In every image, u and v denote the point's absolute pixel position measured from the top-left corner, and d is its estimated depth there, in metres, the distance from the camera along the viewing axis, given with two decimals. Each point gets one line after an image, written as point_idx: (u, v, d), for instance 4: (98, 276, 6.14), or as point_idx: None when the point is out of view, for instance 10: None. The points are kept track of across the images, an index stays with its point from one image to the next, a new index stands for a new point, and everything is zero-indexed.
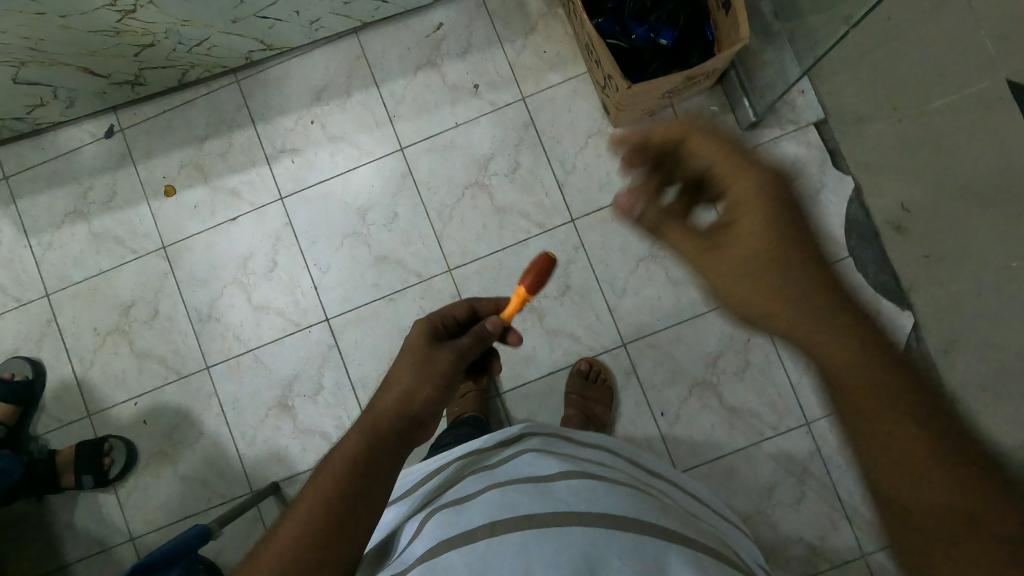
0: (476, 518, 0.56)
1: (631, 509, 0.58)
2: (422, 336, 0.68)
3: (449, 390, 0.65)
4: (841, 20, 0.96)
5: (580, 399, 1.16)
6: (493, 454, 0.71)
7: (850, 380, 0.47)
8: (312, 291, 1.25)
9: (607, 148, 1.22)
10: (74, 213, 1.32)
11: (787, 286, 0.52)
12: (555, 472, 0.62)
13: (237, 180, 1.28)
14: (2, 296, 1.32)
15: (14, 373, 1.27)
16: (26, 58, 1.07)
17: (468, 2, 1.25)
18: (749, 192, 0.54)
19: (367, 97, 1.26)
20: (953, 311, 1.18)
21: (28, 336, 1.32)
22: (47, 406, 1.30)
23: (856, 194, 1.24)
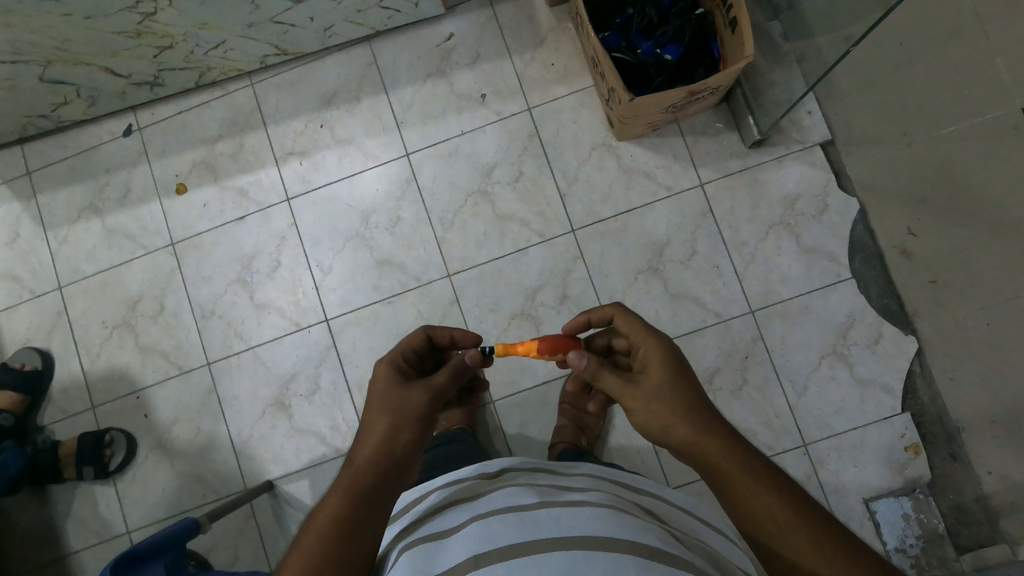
0: (460, 555, 0.56)
1: (616, 530, 0.56)
2: (393, 382, 0.75)
3: (428, 420, 0.72)
4: (841, 39, 0.97)
5: (573, 411, 1.17)
6: (476, 487, 0.71)
7: (745, 496, 0.59)
8: (313, 291, 1.27)
9: (610, 161, 1.23)
10: (89, 208, 1.36)
11: (689, 424, 0.66)
12: (537, 503, 0.61)
13: (246, 181, 1.30)
14: (17, 286, 1.36)
15: (24, 363, 1.31)
16: (53, 57, 1.11)
17: (478, 14, 1.28)
18: (655, 354, 0.73)
19: (376, 103, 1.28)
20: (957, 337, 1.16)
21: (39, 326, 1.35)
22: (53, 396, 1.33)
23: (860, 216, 1.20)
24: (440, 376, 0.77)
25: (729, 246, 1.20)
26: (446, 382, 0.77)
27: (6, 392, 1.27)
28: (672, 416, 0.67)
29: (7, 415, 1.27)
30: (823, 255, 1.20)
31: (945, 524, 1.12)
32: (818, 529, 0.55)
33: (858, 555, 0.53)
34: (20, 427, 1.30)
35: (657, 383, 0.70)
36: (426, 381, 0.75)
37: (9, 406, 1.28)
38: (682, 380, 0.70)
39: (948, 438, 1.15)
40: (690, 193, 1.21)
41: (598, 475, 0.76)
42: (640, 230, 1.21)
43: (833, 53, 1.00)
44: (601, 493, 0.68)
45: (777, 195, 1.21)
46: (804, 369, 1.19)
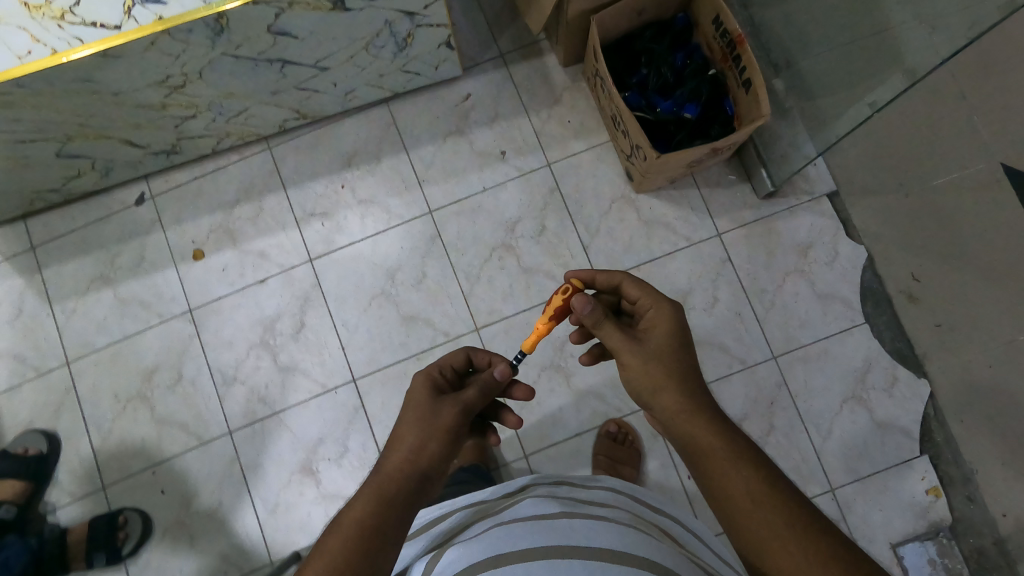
0: (483, 554, 0.62)
1: (628, 542, 0.61)
2: (425, 394, 0.76)
3: (456, 438, 0.72)
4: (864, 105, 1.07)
5: (610, 461, 1.18)
6: (499, 501, 0.76)
7: (724, 464, 0.63)
8: (340, 351, 1.26)
9: (631, 214, 1.27)
10: (100, 279, 1.32)
11: (686, 388, 0.70)
12: (558, 513, 0.66)
13: (267, 244, 1.30)
14: (20, 364, 1.30)
15: (27, 447, 1.26)
16: (74, 133, 1.10)
17: (494, 75, 1.32)
18: (664, 317, 0.75)
19: (397, 162, 1.30)
20: (967, 379, 1.22)
21: (43, 405, 1.29)
22: (57, 478, 1.26)
23: (867, 262, 1.27)
24: (470, 390, 0.77)
25: (749, 295, 1.25)
26: (476, 398, 0.77)
27: (7, 481, 1.22)
28: (665, 379, 0.71)
29: (9, 506, 1.22)
30: (837, 301, 1.26)
31: (968, 569, 1.17)
32: (788, 502, 0.60)
33: (825, 532, 0.57)
34: (23, 518, 1.23)
35: (658, 349, 0.73)
36: (460, 395, 0.76)
37: (10, 496, 1.22)
38: (683, 350, 0.73)
39: (964, 479, 1.20)
40: (708, 243, 1.26)
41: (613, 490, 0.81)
42: (664, 279, 1.25)
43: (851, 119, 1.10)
44: (620, 506, 0.73)
45: (789, 245, 1.27)
46: (826, 411, 1.23)
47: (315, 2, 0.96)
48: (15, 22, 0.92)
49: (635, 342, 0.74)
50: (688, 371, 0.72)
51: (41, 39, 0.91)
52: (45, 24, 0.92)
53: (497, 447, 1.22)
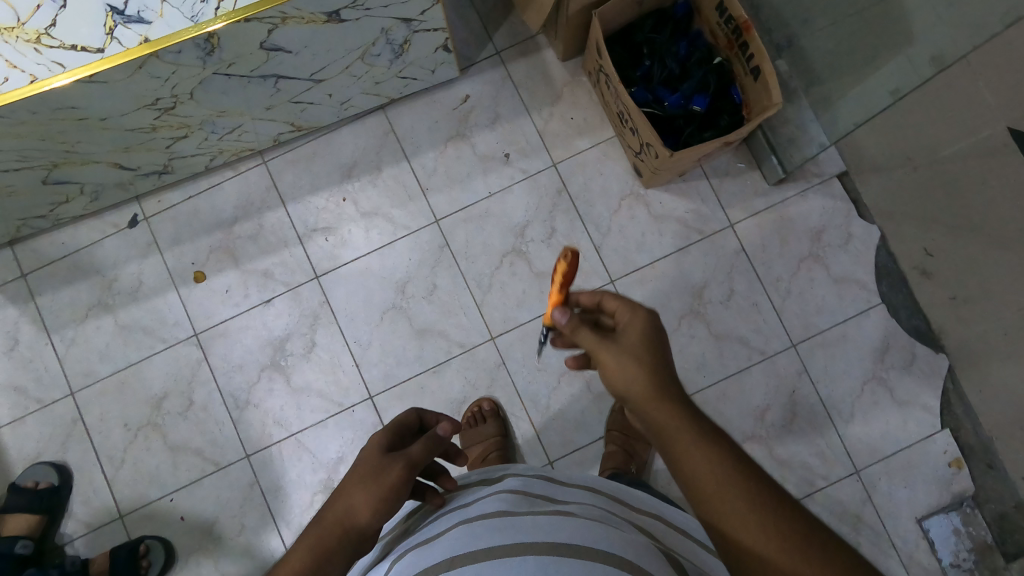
0: (438, 556, 0.57)
1: (589, 538, 0.56)
2: (373, 450, 0.68)
3: (397, 505, 0.65)
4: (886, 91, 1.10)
5: (623, 438, 1.17)
6: (468, 493, 0.72)
7: (697, 462, 0.53)
8: (354, 369, 1.24)
9: (641, 209, 1.24)
10: (98, 306, 1.28)
11: (658, 380, 0.60)
12: (522, 512, 0.62)
13: (270, 262, 1.26)
14: (21, 397, 1.26)
15: (37, 481, 1.21)
16: (60, 160, 1.06)
17: (492, 74, 1.28)
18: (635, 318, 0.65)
19: (398, 171, 1.27)
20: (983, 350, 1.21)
21: (51, 437, 1.26)
22: (73, 509, 1.24)
23: (880, 242, 1.26)
24: (415, 446, 0.68)
25: (765, 283, 1.24)
26: (422, 456, 0.68)
27: (20, 516, 1.18)
28: (638, 371, 0.60)
29: (26, 540, 1.18)
30: (853, 284, 1.25)
31: (992, 534, 1.18)
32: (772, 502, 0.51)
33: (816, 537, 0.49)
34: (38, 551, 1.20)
35: (632, 335, 0.63)
36: (405, 452, 0.67)
37: (25, 530, 1.19)
38: (658, 345, 0.63)
39: (985, 448, 1.20)
40: (721, 235, 1.25)
41: (594, 488, 0.74)
42: (678, 274, 1.24)
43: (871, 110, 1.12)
44: (593, 506, 0.68)
45: (802, 231, 1.25)
46: (848, 395, 1.23)
47: (309, 15, 0.92)
48: None
49: (606, 341, 0.63)
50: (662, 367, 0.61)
51: (18, 64, 0.86)
52: (19, 48, 0.86)
53: (521, 456, 1.21)
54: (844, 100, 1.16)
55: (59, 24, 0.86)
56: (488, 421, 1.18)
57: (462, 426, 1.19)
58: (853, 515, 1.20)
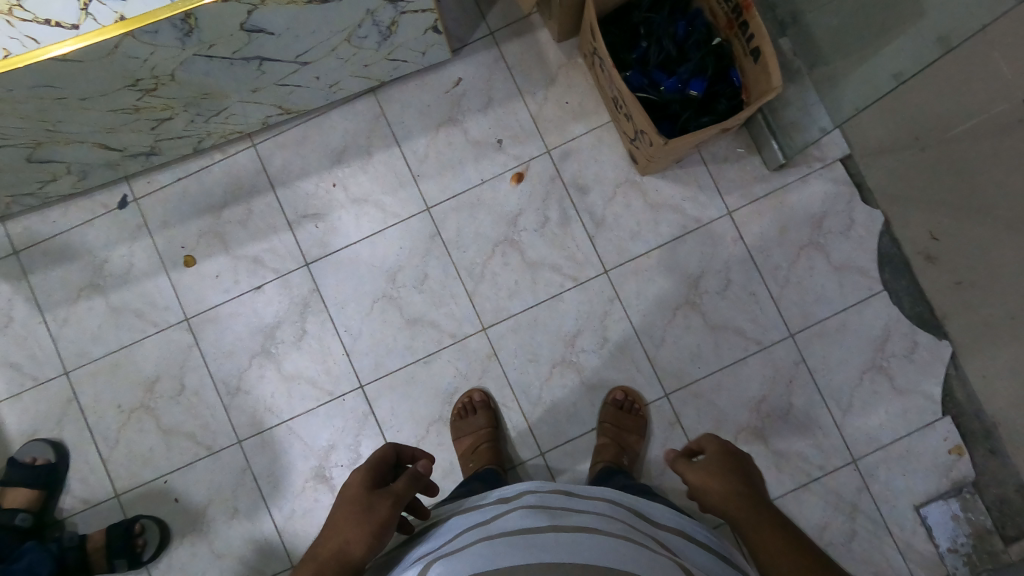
0: (461, 569, 0.58)
1: (610, 558, 0.57)
2: (357, 488, 0.71)
3: (388, 536, 0.67)
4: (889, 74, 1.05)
5: (615, 430, 1.15)
6: (489, 508, 0.74)
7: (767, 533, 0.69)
8: (345, 357, 1.23)
9: (636, 196, 1.21)
10: (89, 287, 1.28)
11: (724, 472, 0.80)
12: (546, 528, 0.63)
13: (259, 248, 1.25)
14: (17, 374, 1.27)
15: (35, 457, 1.23)
16: (43, 138, 1.04)
17: (486, 55, 1.24)
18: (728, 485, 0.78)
19: (389, 156, 1.24)
20: None
21: (47, 416, 1.26)
22: (70, 487, 1.25)
23: (884, 227, 1.22)
24: (399, 481, 0.72)
25: (762, 272, 1.21)
26: (405, 490, 0.71)
27: (20, 489, 1.19)
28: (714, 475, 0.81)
29: (26, 514, 1.19)
30: (854, 273, 1.21)
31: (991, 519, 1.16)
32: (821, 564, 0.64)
33: None
34: (38, 524, 1.22)
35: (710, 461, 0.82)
36: (392, 487, 0.70)
37: (24, 504, 1.20)
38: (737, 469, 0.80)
39: (987, 434, 1.18)
40: (718, 223, 1.21)
41: (611, 501, 0.76)
42: (674, 261, 1.21)
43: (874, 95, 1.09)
44: (613, 520, 0.69)
45: (803, 218, 1.22)
46: (846, 387, 1.20)
47: None
48: None
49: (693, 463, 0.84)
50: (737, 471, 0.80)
51: None
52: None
53: (512, 446, 1.20)
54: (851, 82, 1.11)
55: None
56: (479, 412, 1.17)
57: (452, 419, 1.19)
58: (849, 504, 1.18)
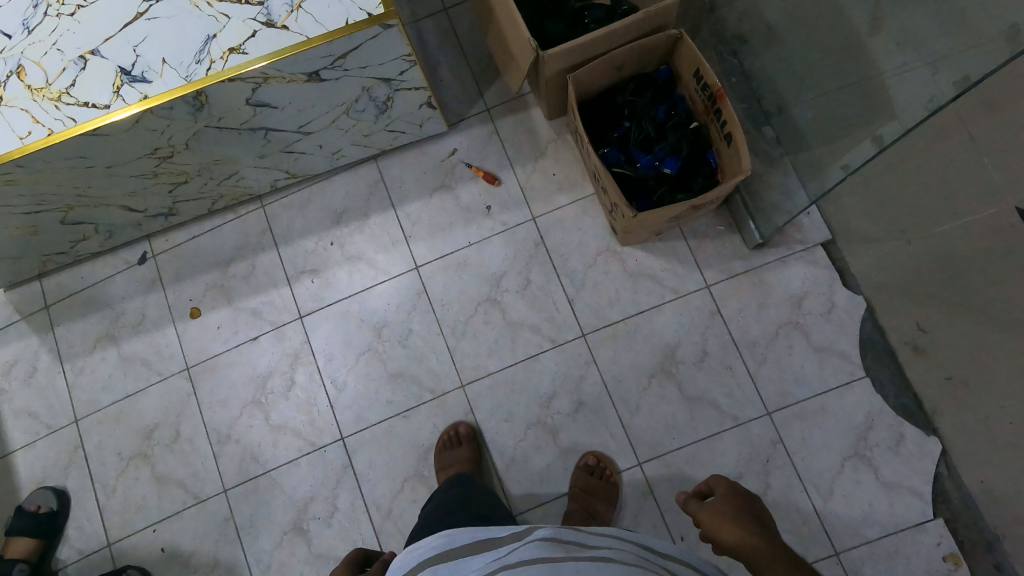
0: None
1: None
2: None
3: None
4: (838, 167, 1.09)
5: (585, 496, 1.15)
6: (498, 544, 0.72)
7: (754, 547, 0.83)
8: (329, 409, 1.27)
9: (616, 265, 1.25)
10: (105, 338, 1.37)
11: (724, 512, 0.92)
12: (563, 560, 0.63)
13: (259, 300, 1.32)
14: (34, 423, 1.35)
15: (40, 504, 1.29)
16: (74, 203, 1.16)
17: (481, 129, 1.33)
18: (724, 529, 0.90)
19: (385, 219, 1.32)
20: None
21: (54, 465, 1.33)
22: (68, 538, 1.29)
23: (867, 313, 1.23)
24: None
25: (740, 347, 1.21)
26: None
27: (21, 538, 1.24)
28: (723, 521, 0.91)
29: (22, 564, 1.24)
30: (835, 354, 1.20)
31: None
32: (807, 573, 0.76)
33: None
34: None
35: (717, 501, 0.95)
36: None
37: (24, 553, 1.25)
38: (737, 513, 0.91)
39: (988, 546, 1.11)
40: (696, 295, 1.23)
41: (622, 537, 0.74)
42: (650, 331, 1.22)
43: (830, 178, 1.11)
44: (629, 553, 0.68)
45: (783, 297, 1.23)
46: (827, 472, 1.17)
47: (290, 76, 1.00)
48: (19, 103, 1.01)
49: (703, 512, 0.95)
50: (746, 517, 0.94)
51: (40, 120, 1.00)
52: (44, 105, 1.00)
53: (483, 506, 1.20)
54: (826, 168, 1.12)
55: (79, 84, 1.01)
56: (464, 444, 1.19)
57: (438, 447, 1.21)
58: None
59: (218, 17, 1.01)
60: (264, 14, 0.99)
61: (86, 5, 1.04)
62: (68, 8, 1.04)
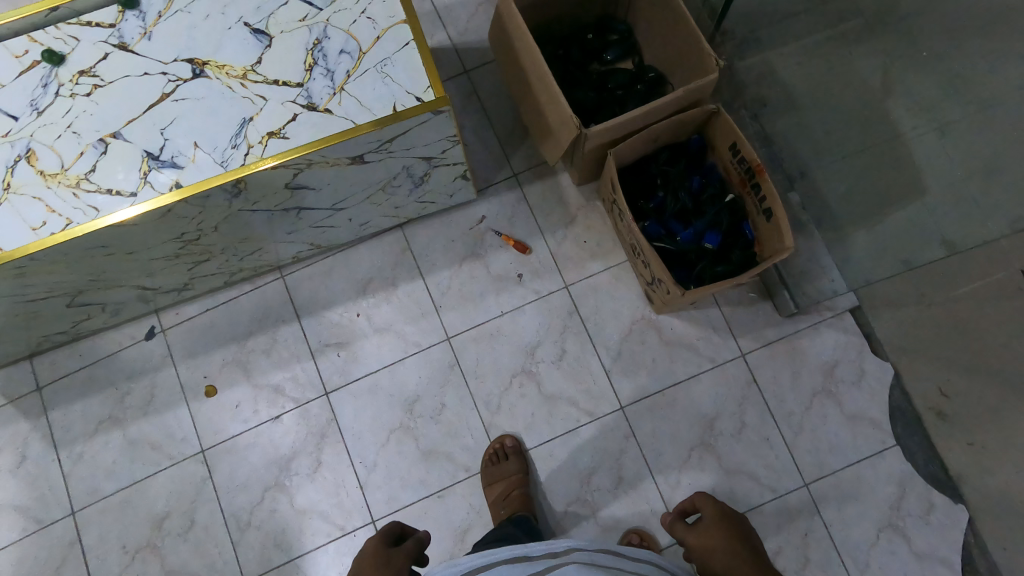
0: None
1: None
2: (375, 548, 0.93)
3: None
4: (900, 262, 1.27)
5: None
6: (535, 564, 0.76)
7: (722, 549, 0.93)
8: (358, 490, 1.22)
9: (652, 334, 1.25)
10: (107, 421, 1.28)
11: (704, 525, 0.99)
12: None
13: (282, 376, 1.27)
14: (22, 518, 1.25)
15: None
16: (86, 286, 1.09)
17: (509, 196, 1.31)
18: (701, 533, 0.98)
19: (413, 288, 1.28)
20: (1006, 507, 1.18)
21: (47, 562, 1.23)
22: None
23: (895, 380, 1.24)
24: (410, 544, 0.93)
25: (776, 417, 1.23)
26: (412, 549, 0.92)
27: None
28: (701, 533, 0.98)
29: None
30: (866, 423, 1.23)
31: None
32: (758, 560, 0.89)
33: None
34: None
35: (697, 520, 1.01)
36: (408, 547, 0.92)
37: None
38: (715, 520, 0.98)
39: None
40: (732, 364, 1.24)
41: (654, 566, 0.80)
42: (688, 403, 1.23)
43: (884, 271, 1.27)
44: None
45: (816, 365, 1.25)
46: (864, 544, 1.18)
47: (334, 160, 0.96)
48: (30, 191, 0.94)
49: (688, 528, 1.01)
50: (733, 534, 0.95)
51: (58, 210, 0.93)
52: (61, 193, 0.94)
53: None
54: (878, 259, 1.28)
55: (98, 170, 0.95)
56: (510, 458, 1.18)
57: (484, 464, 1.19)
58: None
59: (255, 99, 0.96)
60: (304, 96, 0.95)
61: (104, 84, 0.98)
62: (82, 87, 0.98)
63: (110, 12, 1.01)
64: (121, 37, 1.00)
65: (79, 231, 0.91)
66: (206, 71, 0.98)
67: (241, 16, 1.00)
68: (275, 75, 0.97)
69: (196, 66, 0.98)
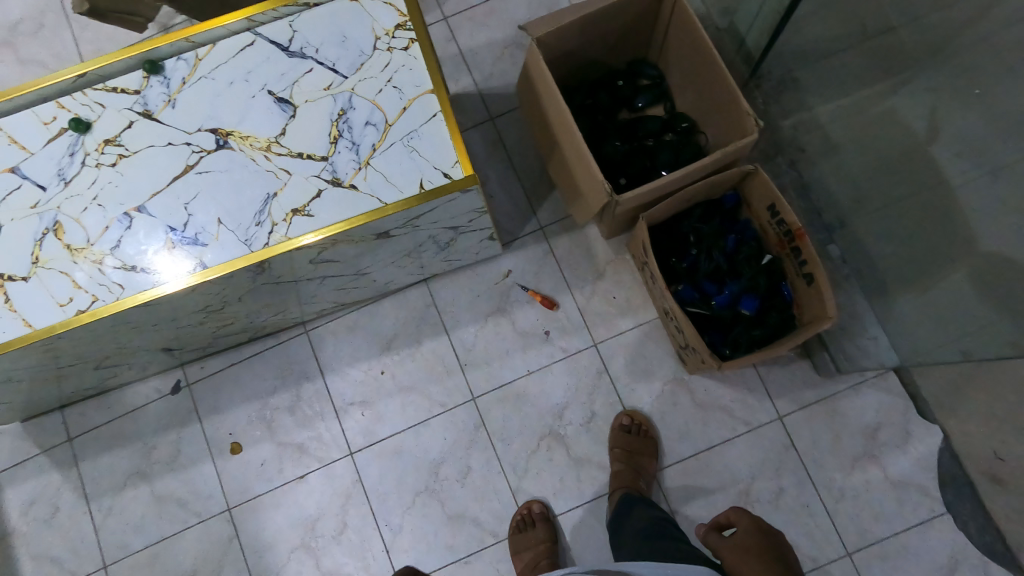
0: None
1: None
2: None
3: None
4: (956, 351, 1.09)
5: (627, 455, 1.15)
6: None
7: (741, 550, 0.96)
8: (383, 554, 1.20)
9: (684, 396, 1.22)
10: (135, 475, 1.28)
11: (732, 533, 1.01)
12: None
13: (306, 435, 1.26)
14: (54, 570, 1.25)
15: None
16: (114, 351, 1.09)
17: (537, 250, 1.27)
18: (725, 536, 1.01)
19: (438, 345, 1.26)
20: None
21: None
22: None
23: (943, 443, 1.19)
24: None
25: (816, 483, 1.18)
26: None
27: None
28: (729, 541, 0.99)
29: None
30: (912, 488, 1.17)
31: None
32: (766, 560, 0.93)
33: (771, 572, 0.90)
34: None
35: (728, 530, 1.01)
36: None
37: None
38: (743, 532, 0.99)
39: None
40: (768, 427, 1.21)
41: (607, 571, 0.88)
42: (722, 468, 1.19)
43: (943, 356, 1.11)
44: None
45: (856, 428, 1.20)
46: None
47: (359, 237, 0.93)
48: (57, 265, 0.93)
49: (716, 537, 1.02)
50: (769, 559, 0.91)
51: (85, 286, 0.92)
52: (86, 269, 0.93)
53: None
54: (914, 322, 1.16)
55: (122, 245, 0.93)
56: (538, 525, 1.15)
57: (511, 533, 1.16)
58: None
59: (278, 172, 0.94)
60: (329, 170, 0.93)
61: (128, 154, 0.96)
62: (108, 156, 0.97)
63: (134, 78, 0.99)
64: (145, 104, 0.98)
65: (103, 311, 0.91)
66: (229, 142, 0.96)
67: (264, 84, 0.97)
68: (299, 147, 0.95)
69: (220, 137, 0.96)
